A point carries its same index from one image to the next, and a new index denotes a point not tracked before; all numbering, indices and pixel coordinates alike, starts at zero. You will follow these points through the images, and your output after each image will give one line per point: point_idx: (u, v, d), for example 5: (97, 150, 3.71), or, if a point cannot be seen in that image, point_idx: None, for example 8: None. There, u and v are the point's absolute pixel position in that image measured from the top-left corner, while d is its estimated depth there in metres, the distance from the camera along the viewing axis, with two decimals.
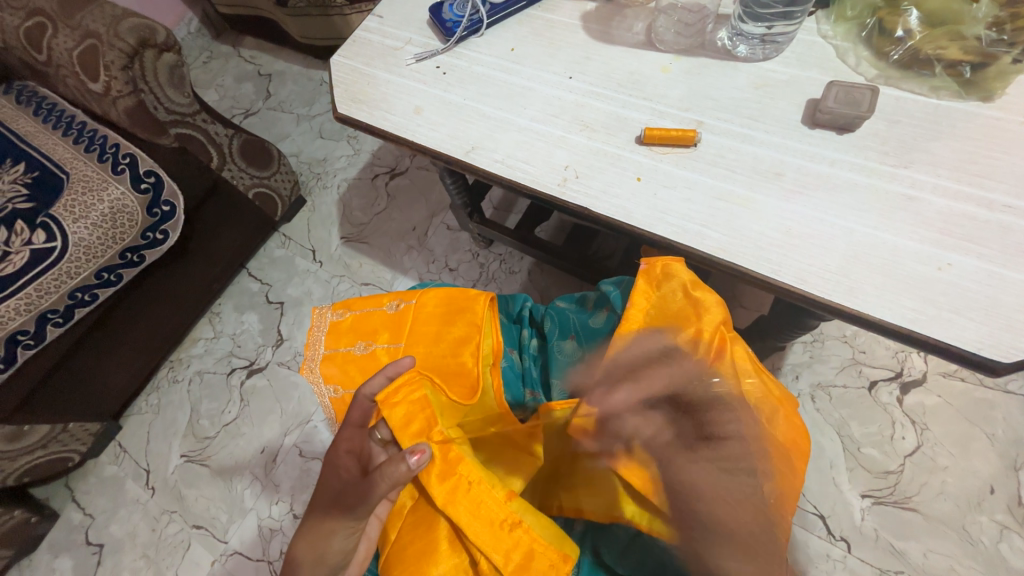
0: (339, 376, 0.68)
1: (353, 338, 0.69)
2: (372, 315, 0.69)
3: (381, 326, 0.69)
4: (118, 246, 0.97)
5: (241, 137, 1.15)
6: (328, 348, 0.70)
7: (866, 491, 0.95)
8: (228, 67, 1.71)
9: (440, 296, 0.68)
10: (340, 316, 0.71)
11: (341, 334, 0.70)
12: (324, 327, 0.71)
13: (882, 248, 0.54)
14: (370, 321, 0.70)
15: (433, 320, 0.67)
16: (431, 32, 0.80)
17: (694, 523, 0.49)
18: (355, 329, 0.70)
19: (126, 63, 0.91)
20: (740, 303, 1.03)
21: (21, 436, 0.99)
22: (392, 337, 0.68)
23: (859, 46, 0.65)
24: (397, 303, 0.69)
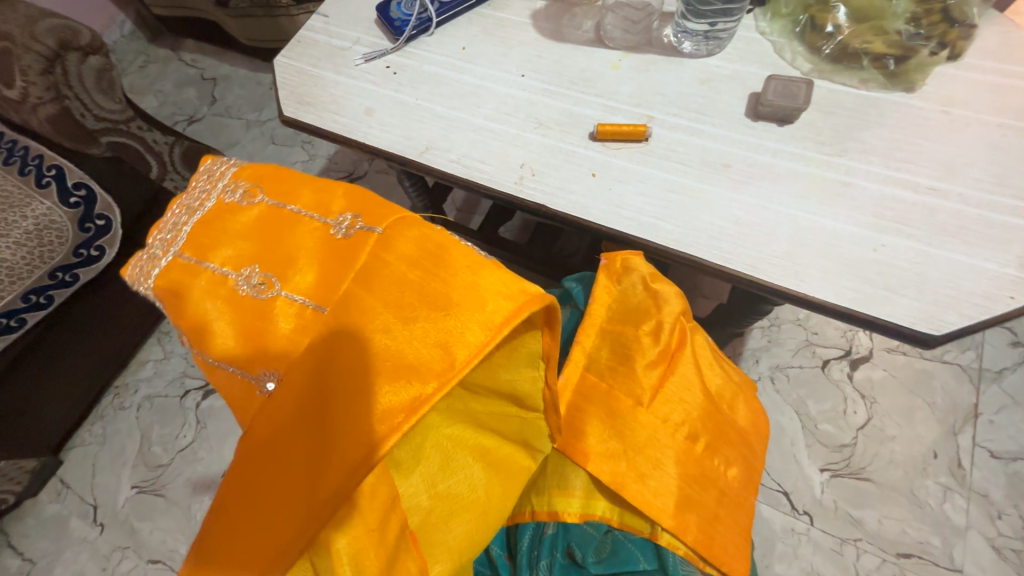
0: (204, 304, 0.40)
1: (248, 247, 0.41)
2: (302, 233, 0.42)
3: (303, 248, 0.41)
4: (46, 265, 0.90)
5: (182, 144, 1.10)
6: (199, 240, 0.42)
7: (825, 465, 0.99)
8: (168, 71, 1.62)
9: (432, 241, 0.40)
10: (246, 208, 0.43)
11: (239, 222, 0.43)
12: (210, 206, 0.44)
13: (824, 233, 0.56)
14: (284, 231, 0.42)
15: (409, 278, 0.38)
16: (380, 32, 0.78)
17: (662, 512, 0.49)
18: (264, 233, 0.42)
19: (45, 66, 0.83)
20: (700, 293, 1.06)
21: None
22: (319, 271, 0.40)
23: (793, 41, 0.68)
24: (347, 220, 0.42)
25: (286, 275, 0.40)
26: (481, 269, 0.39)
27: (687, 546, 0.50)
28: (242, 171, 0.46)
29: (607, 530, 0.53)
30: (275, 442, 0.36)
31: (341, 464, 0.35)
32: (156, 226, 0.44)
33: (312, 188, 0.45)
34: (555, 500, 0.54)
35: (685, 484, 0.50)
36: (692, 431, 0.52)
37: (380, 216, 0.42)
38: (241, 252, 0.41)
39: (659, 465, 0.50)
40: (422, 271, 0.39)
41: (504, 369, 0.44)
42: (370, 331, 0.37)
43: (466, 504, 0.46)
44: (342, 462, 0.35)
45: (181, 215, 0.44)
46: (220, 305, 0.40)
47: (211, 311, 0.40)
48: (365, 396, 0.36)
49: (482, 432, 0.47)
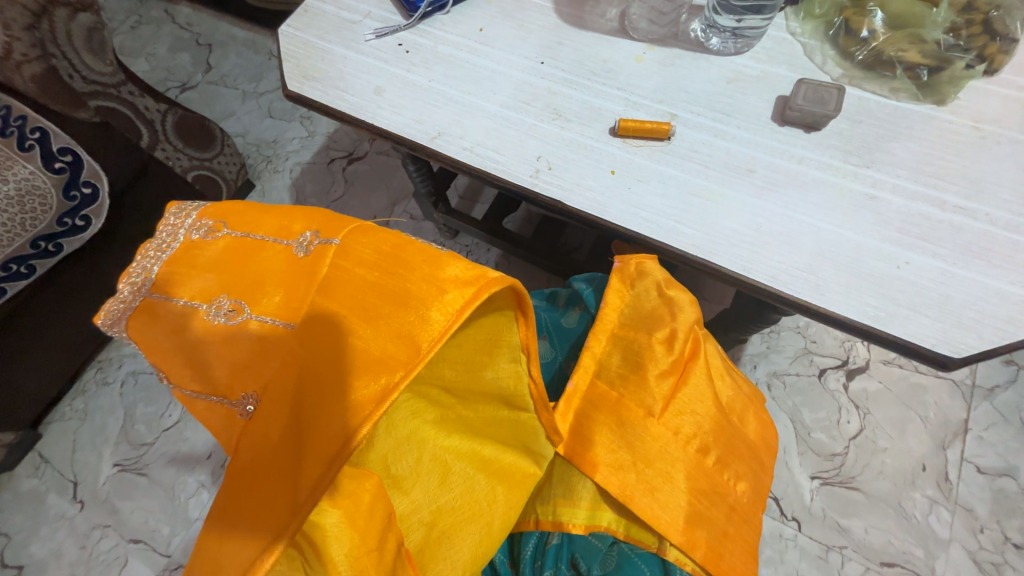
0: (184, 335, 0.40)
1: (218, 276, 0.41)
2: (267, 252, 0.42)
3: (270, 269, 0.41)
4: (28, 234, 0.85)
5: (175, 112, 1.07)
6: (169, 280, 0.42)
7: (815, 473, 1.00)
8: (161, 33, 1.54)
9: (390, 244, 0.40)
10: (213, 242, 0.43)
11: (208, 255, 0.43)
12: (177, 247, 0.44)
13: (846, 246, 0.55)
14: (250, 257, 0.42)
15: (368, 282, 0.37)
16: (392, 6, 0.74)
17: (671, 527, 0.48)
18: (230, 262, 0.42)
19: (31, 22, 0.76)
20: (703, 296, 1.05)
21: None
22: (286, 288, 0.39)
23: (826, 44, 0.65)
24: (308, 237, 0.42)
25: (255, 299, 0.39)
26: (439, 261, 0.38)
27: (695, 563, 0.49)
28: (207, 209, 0.46)
29: (613, 543, 0.53)
30: (259, 453, 0.36)
31: (314, 463, 0.33)
32: (124, 272, 0.44)
33: (274, 213, 0.45)
34: (561, 511, 0.52)
35: (695, 498, 0.49)
36: (703, 443, 0.51)
37: (338, 229, 0.41)
38: (210, 284, 0.41)
39: (669, 479, 0.49)
40: (381, 271, 0.38)
41: (483, 367, 0.43)
42: (335, 328, 0.36)
43: (470, 514, 0.47)
44: (314, 461, 0.33)
45: (152, 259, 0.44)
46: (196, 335, 0.40)
47: (190, 342, 0.40)
48: (330, 393, 0.34)
49: (479, 440, 0.48)
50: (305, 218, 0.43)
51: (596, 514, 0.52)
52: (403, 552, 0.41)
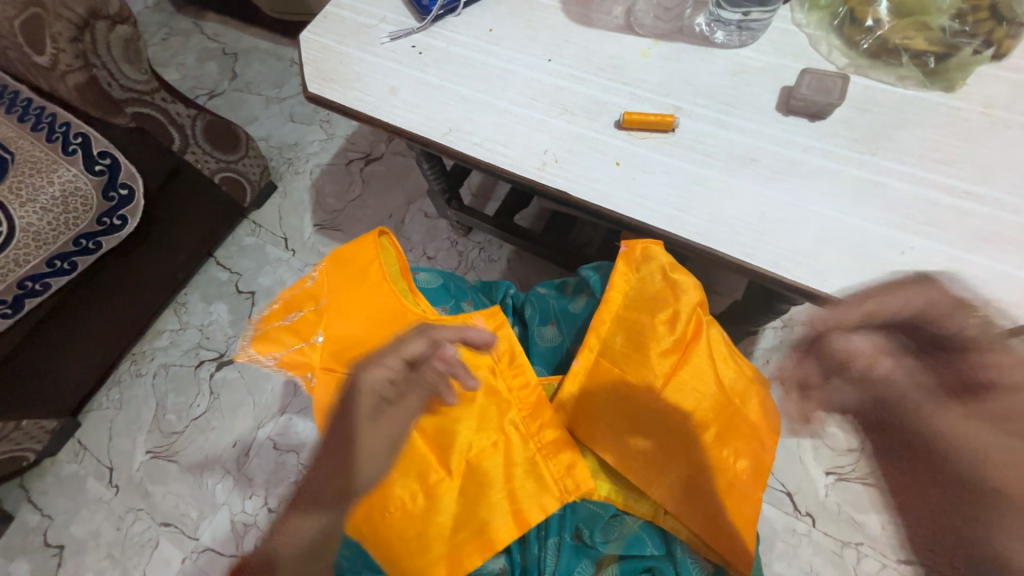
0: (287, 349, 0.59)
1: (285, 310, 0.62)
2: (299, 292, 0.62)
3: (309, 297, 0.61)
4: (71, 232, 0.92)
5: (204, 117, 1.10)
6: (265, 328, 0.61)
7: (830, 468, 0.99)
8: (190, 44, 1.62)
9: (346, 262, 0.61)
10: (276, 303, 0.62)
11: (280, 315, 0.62)
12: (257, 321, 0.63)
13: (851, 232, 0.56)
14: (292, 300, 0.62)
15: (363, 281, 0.59)
16: (406, 10, 0.77)
17: (664, 494, 0.52)
18: (289, 304, 0.62)
19: (75, 34, 0.85)
20: (715, 290, 1.05)
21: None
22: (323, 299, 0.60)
23: (831, 34, 0.66)
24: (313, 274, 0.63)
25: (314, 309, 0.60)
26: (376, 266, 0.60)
27: (688, 530, 0.53)
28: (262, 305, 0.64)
29: (615, 513, 0.55)
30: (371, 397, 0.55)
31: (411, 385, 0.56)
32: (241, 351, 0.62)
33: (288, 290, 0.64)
34: (555, 473, 0.55)
35: (693, 472, 0.52)
36: (704, 421, 0.53)
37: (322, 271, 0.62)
38: (283, 315, 0.61)
39: (667, 452, 0.53)
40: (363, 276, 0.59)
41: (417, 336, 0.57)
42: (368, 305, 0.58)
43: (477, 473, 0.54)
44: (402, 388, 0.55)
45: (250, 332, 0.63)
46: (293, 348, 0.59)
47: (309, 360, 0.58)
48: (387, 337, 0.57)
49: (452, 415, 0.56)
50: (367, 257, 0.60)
51: (583, 479, 0.54)
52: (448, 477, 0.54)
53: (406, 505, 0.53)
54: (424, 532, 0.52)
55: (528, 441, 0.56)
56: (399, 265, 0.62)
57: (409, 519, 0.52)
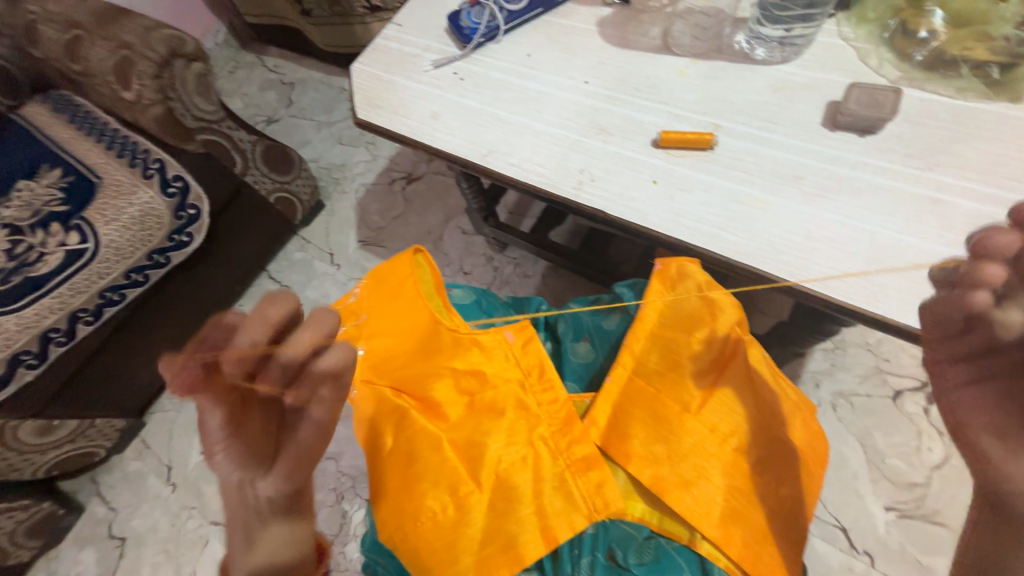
0: None
1: None
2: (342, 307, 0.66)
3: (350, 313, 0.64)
4: (145, 248, 1.01)
5: (263, 143, 1.20)
6: None
7: (891, 503, 0.92)
8: (253, 76, 1.77)
9: (385, 277, 0.64)
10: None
11: None
12: None
13: (907, 252, 0.53)
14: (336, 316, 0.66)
15: (400, 295, 0.62)
16: (449, 40, 0.81)
17: (703, 516, 0.50)
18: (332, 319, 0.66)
19: (156, 71, 0.95)
20: (758, 309, 1.01)
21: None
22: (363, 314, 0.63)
23: (882, 47, 0.64)
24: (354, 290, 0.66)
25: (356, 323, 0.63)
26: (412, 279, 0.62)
27: (728, 559, 0.50)
28: None
29: (649, 535, 0.53)
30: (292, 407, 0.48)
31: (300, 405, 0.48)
32: None
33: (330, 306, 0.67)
34: (584, 491, 0.53)
35: (731, 495, 0.51)
36: (740, 442, 0.54)
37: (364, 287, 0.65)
38: None
39: (703, 473, 0.52)
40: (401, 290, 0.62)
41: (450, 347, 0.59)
42: (405, 317, 0.60)
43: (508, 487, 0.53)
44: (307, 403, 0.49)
45: None
46: None
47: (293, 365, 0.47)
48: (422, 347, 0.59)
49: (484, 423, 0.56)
50: (404, 274, 0.62)
51: (613, 498, 0.52)
52: (477, 490, 0.52)
53: (436, 515, 0.51)
54: (453, 544, 0.50)
55: (557, 451, 0.55)
56: (434, 279, 0.63)
57: (438, 533, 0.51)
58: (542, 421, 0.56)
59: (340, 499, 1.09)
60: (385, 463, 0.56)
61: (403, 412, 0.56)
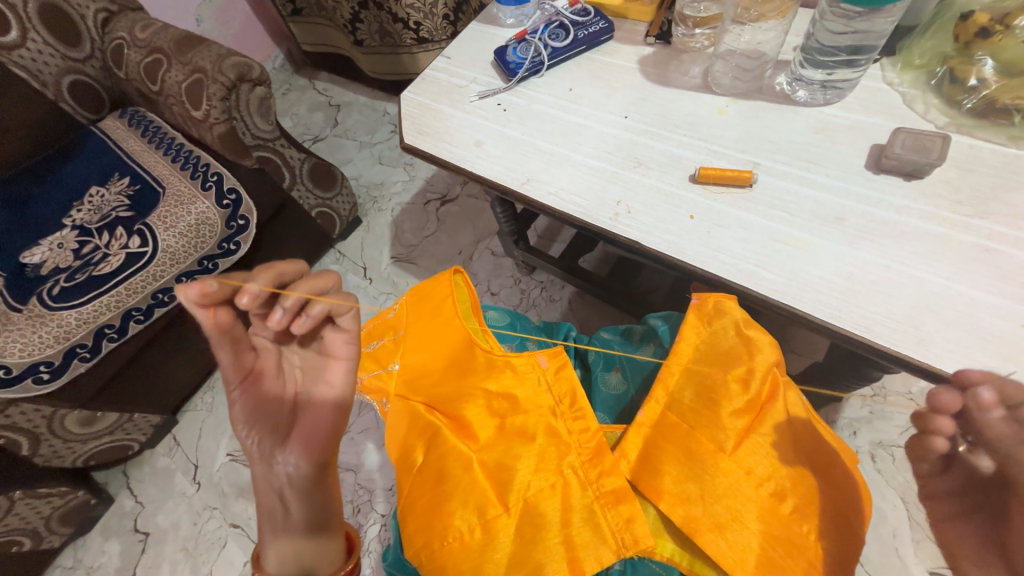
0: (369, 372, 0.65)
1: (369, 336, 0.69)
2: (382, 321, 0.69)
3: (390, 328, 0.67)
4: (197, 254, 1.07)
5: (311, 160, 1.27)
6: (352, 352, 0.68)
7: (935, 568, 0.85)
8: (304, 98, 1.88)
9: (424, 296, 0.66)
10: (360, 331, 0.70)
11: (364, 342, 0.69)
12: None
13: (957, 300, 0.51)
14: (377, 330, 0.69)
15: (437, 312, 0.64)
16: (494, 73, 0.86)
17: (739, 562, 0.48)
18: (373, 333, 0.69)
19: (224, 94, 1.03)
20: (791, 348, 0.99)
21: (13, 447, 0.96)
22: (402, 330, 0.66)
23: (928, 93, 0.64)
24: (395, 307, 0.69)
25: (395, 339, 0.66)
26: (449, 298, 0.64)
27: None
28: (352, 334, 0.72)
29: None
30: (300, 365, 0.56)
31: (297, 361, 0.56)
32: None
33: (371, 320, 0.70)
34: (613, 525, 0.52)
35: (768, 544, 0.49)
36: (778, 488, 0.51)
37: (404, 304, 0.68)
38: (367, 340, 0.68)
39: (739, 518, 0.50)
40: (440, 309, 0.64)
41: (484, 366, 0.59)
42: (442, 336, 0.62)
43: (537, 513, 0.52)
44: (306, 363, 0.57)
45: None
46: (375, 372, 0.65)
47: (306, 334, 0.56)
48: (456, 365, 0.61)
49: (514, 446, 0.56)
50: (442, 294, 0.64)
51: (643, 535, 0.50)
52: (506, 512, 0.52)
53: (464, 537, 0.51)
54: (479, 567, 0.50)
55: (586, 481, 0.54)
56: (472, 300, 0.65)
57: (463, 553, 0.51)
58: (572, 450, 0.56)
59: (356, 512, 1.09)
60: (415, 480, 0.56)
61: (435, 429, 0.58)
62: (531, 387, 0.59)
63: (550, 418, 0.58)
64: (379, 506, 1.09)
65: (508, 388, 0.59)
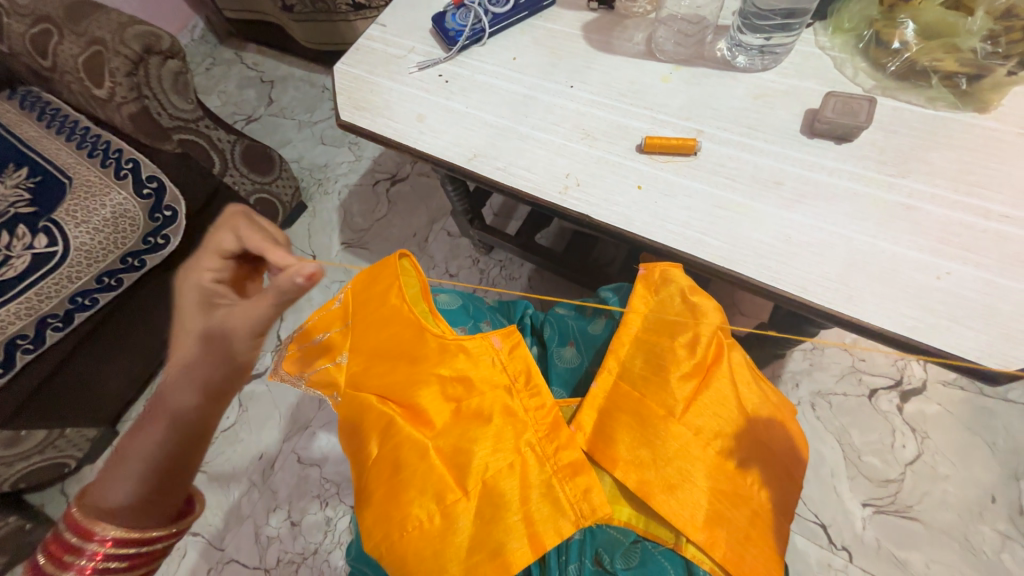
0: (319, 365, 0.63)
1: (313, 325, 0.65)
2: (326, 311, 0.65)
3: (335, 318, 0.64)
4: (119, 251, 0.97)
5: (243, 142, 1.17)
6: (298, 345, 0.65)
7: (868, 500, 0.94)
8: (231, 73, 1.72)
9: (370, 282, 0.63)
10: (304, 325, 0.65)
11: (309, 336, 0.65)
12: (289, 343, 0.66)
13: (882, 257, 0.54)
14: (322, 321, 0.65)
15: (384, 298, 0.61)
16: (434, 42, 0.81)
17: (689, 520, 0.51)
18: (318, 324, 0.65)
19: (130, 69, 0.92)
20: (740, 310, 1.03)
21: None
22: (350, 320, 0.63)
23: (856, 57, 0.66)
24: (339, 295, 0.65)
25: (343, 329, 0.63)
26: (396, 284, 0.61)
27: (713, 561, 0.50)
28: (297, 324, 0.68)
29: (635, 539, 0.54)
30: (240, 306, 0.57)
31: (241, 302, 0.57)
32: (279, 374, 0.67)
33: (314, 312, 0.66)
34: (571, 497, 0.53)
35: (716, 499, 0.51)
36: (724, 446, 0.53)
37: (348, 292, 0.64)
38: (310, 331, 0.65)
39: (689, 478, 0.52)
40: (387, 295, 0.61)
41: (436, 352, 0.58)
42: (390, 323, 0.60)
43: (496, 494, 0.52)
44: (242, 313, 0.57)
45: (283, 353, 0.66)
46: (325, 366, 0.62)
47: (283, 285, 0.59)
48: (407, 352, 0.58)
49: (470, 429, 0.55)
50: (388, 280, 0.62)
51: (600, 503, 0.52)
52: (465, 495, 0.52)
53: (423, 524, 0.51)
54: (441, 552, 0.50)
55: (544, 458, 0.54)
56: (420, 283, 0.63)
57: (425, 539, 0.51)
58: (529, 427, 0.56)
59: (323, 506, 1.07)
60: (371, 472, 0.55)
61: (389, 419, 0.56)
62: (485, 369, 0.58)
63: (507, 399, 0.57)
64: (346, 498, 1.07)
65: (462, 371, 0.58)
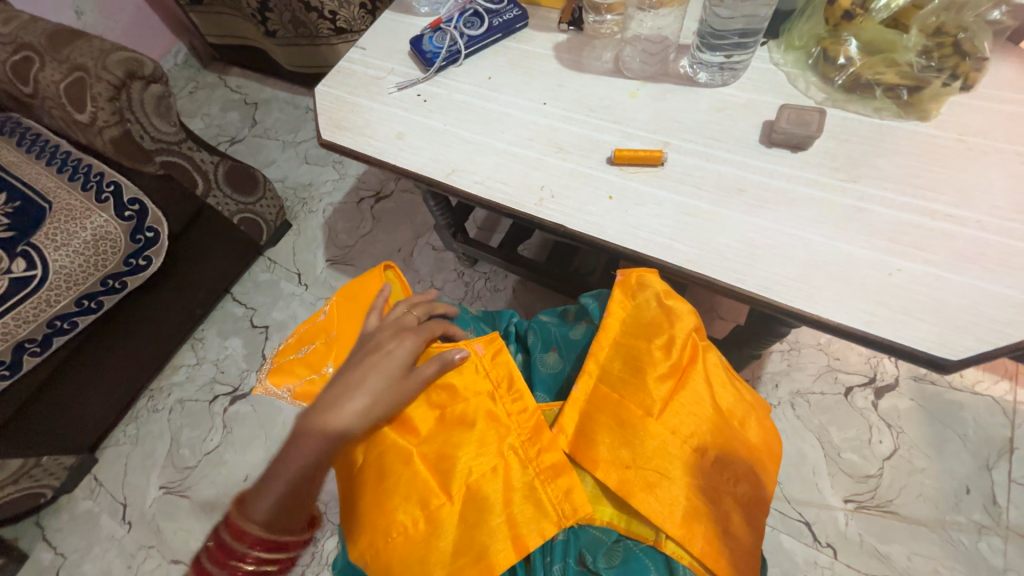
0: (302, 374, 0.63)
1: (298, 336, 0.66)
2: (314, 323, 0.67)
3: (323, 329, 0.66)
4: (99, 273, 0.96)
5: (226, 163, 1.17)
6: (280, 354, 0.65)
7: (849, 496, 0.96)
8: (215, 96, 1.74)
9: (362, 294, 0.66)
10: (289, 337, 0.66)
11: (292, 348, 0.65)
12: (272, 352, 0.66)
13: (838, 256, 0.58)
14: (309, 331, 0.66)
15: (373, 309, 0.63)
16: (412, 63, 0.84)
17: (666, 516, 0.52)
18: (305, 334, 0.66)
19: (112, 94, 0.93)
20: (718, 314, 1.06)
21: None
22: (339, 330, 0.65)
23: (807, 72, 0.70)
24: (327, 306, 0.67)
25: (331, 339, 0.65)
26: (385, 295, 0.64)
27: (692, 556, 0.52)
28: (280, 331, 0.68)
29: (616, 538, 0.55)
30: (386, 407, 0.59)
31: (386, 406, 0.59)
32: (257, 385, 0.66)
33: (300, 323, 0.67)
34: (553, 498, 0.54)
35: (694, 495, 0.53)
36: (701, 443, 0.55)
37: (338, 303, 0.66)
38: (296, 341, 0.66)
39: (667, 474, 0.53)
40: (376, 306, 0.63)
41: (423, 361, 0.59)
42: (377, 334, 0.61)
43: (481, 499, 0.53)
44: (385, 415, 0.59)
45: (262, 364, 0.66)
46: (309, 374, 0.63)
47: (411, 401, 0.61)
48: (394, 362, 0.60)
49: (456, 436, 0.56)
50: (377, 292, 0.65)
51: (582, 503, 0.53)
52: (451, 503, 0.53)
53: (408, 530, 0.52)
54: (425, 557, 0.51)
55: (526, 461, 0.56)
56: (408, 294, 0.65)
57: (409, 546, 0.51)
58: (512, 432, 0.57)
59: None
60: (356, 480, 0.55)
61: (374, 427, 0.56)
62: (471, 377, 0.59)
63: (491, 405, 0.58)
64: (334, 517, 1.05)
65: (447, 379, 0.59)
